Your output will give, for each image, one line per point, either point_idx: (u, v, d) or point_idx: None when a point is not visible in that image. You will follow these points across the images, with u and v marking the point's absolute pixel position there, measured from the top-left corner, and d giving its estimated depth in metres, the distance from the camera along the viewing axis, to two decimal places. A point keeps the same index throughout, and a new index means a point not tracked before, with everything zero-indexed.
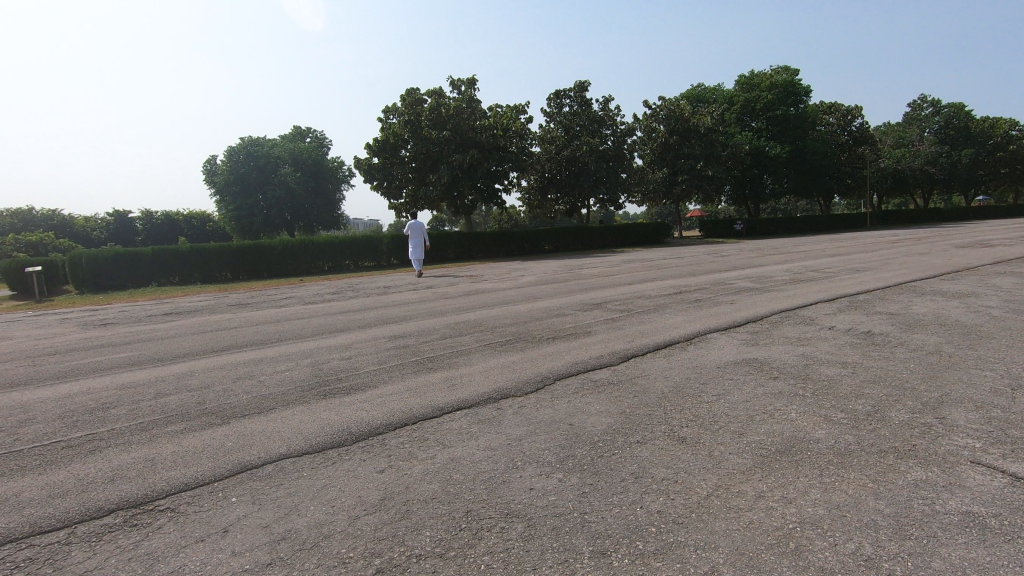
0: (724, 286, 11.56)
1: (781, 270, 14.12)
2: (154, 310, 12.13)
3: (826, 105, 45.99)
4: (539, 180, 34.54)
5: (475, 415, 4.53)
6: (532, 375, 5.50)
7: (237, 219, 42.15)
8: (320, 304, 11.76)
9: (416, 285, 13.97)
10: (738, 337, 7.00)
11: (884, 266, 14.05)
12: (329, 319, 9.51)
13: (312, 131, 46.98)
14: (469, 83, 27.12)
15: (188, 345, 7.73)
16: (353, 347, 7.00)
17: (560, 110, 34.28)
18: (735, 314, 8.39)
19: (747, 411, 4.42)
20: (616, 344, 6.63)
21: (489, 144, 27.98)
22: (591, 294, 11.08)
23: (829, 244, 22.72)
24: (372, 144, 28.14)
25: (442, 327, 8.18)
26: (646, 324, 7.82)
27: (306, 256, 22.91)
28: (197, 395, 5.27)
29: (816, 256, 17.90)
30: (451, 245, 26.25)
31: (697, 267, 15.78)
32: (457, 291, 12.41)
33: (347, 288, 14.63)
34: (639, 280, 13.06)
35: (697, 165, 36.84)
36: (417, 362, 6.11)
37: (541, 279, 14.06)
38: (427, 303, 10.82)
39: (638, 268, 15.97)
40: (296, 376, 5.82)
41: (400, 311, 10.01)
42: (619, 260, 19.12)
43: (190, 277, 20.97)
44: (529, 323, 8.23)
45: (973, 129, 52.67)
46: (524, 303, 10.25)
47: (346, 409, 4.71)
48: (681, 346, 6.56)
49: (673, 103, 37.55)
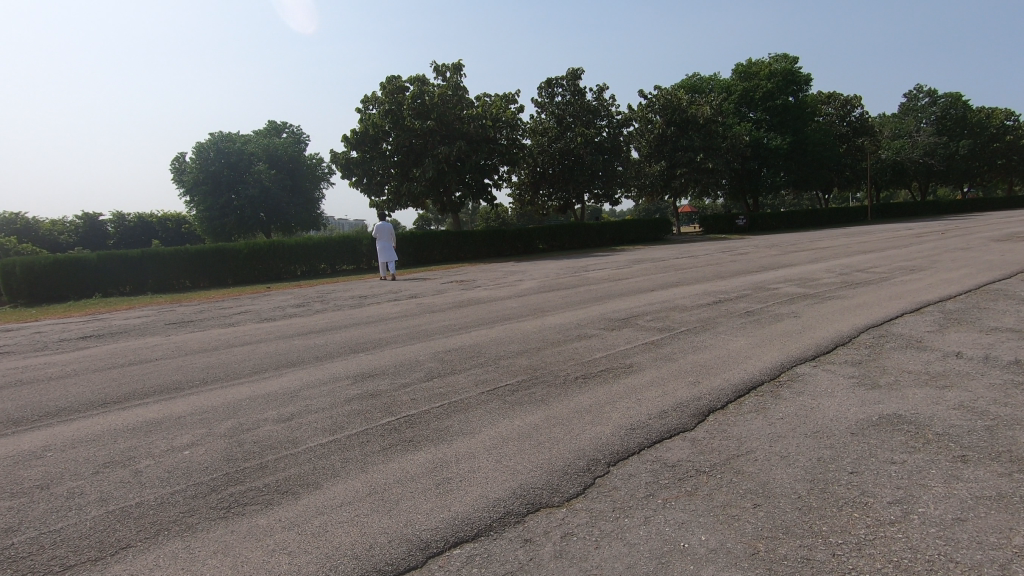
0: (769, 291, 9.64)
1: (820, 270, 12.26)
2: (71, 332, 9.80)
3: (824, 94, 44.61)
4: (531, 174, 32.59)
5: (490, 562, 2.50)
6: (570, 459, 3.45)
7: (208, 220, 39.51)
8: (278, 321, 9.56)
9: (398, 295, 11.89)
10: (843, 373, 5.01)
11: (939, 265, 12.22)
12: (282, 345, 7.41)
13: (289, 126, 44.40)
14: (454, 69, 24.94)
15: (73, 394, 5.53)
16: (301, 400, 4.85)
17: (553, 100, 32.25)
18: (811, 333, 6.40)
19: (982, 551, 2.42)
20: (678, 390, 4.60)
21: (478, 135, 25.85)
22: (611, 304, 9.07)
23: (850, 239, 21.02)
24: (351, 136, 25.89)
25: (427, 358, 6.11)
26: (704, 351, 5.81)
27: (277, 260, 20.61)
28: (19, 509, 3.15)
29: (847, 252, 16.08)
30: (438, 245, 24.12)
31: (720, 267, 13.88)
32: (446, 302, 10.37)
33: (316, 298, 12.43)
34: (661, 285, 11.11)
35: (697, 157, 35.04)
36: (389, 430, 4.01)
37: (545, 284, 12.06)
38: (410, 319, 8.74)
39: (652, 269, 14.03)
40: (196, 461, 3.68)
41: (375, 332, 7.91)
42: (625, 260, 17.22)
43: (143, 286, 18.53)
44: (545, 351, 6.17)
45: (970, 119, 51.40)
46: (530, 317, 8.23)
47: (250, 553, 2.61)
48: (771, 392, 4.54)
49: (670, 92, 35.72)
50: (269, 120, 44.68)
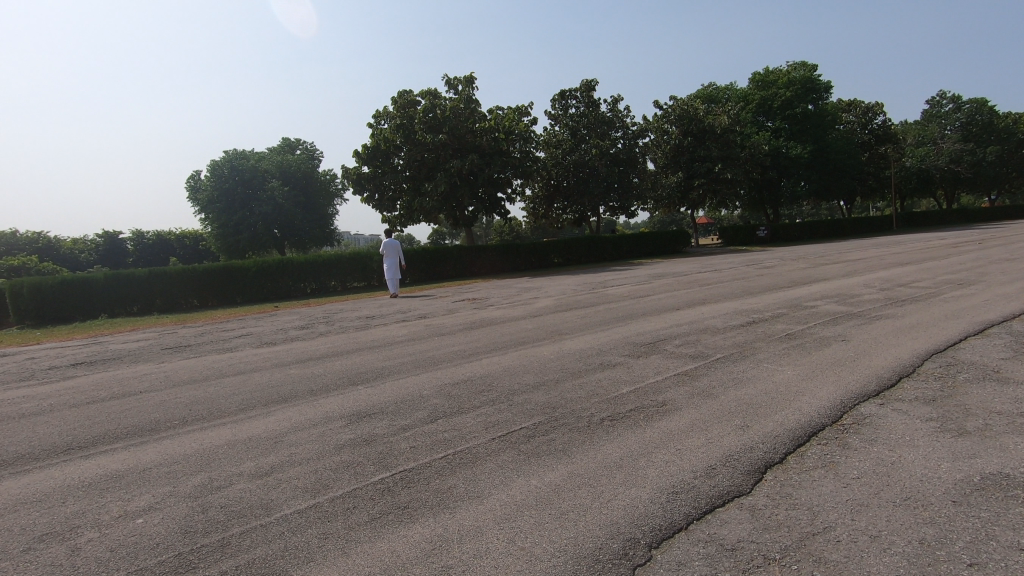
0: (807, 309, 8.84)
1: (858, 285, 11.39)
2: (63, 359, 9.30)
3: (844, 102, 43.63)
4: (545, 188, 32.09)
5: None
6: (601, 539, 2.75)
7: (222, 237, 39.56)
8: (278, 346, 8.98)
9: (406, 315, 11.29)
10: (919, 414, 4.24)
11: (988, 278, 11.29)
12: (279, 375, 6.82)
13: (303, 143, 44.55)
14: (466, 82, 24.58)
15: (39, 436, 4.96)
16: (286, 447, 4.21)
17: (567, 112, 31.82)
18: (867, 362, 5.63)
19: None
20: (725, 439, 3.88)
21: (490, 148, 25.41)
22: (635, 325, 8.37)
23: (881, 251, 20.04)
24: (362, 151, 25.59)
25: (432, 393, 5.45)
26: (747, 385, 5.06)
27: (286, 277, 20.20)
28: None
29: (882, 265, 15.18)
30: (451, 261, 23.56)
31: (748, 282, 13.11)
32: (457, 324, 9.75)
33: (322, 319, 11.86)
34: (687, 302, 10.36)
35: (715, 168, 34.26)
36: (382, 493, 3.35)
37: (562, 302, 11.38)
38: (416, 344, 8.10)
39: (675, 285, 13.29)
40: (148, 534, 3.05)
41: (379, 359, 7.28)
42: (645, 275, 16.49)
43: (150, 306, 18.15)
44: (565, 384, 5.47)
45: (997, 125, 49.98)
46: (547, 341, 7.54)
47: None
48: (838, 442, 3.80)
49: (686, 102, 35.08)
50: (283, 137, 44.90)
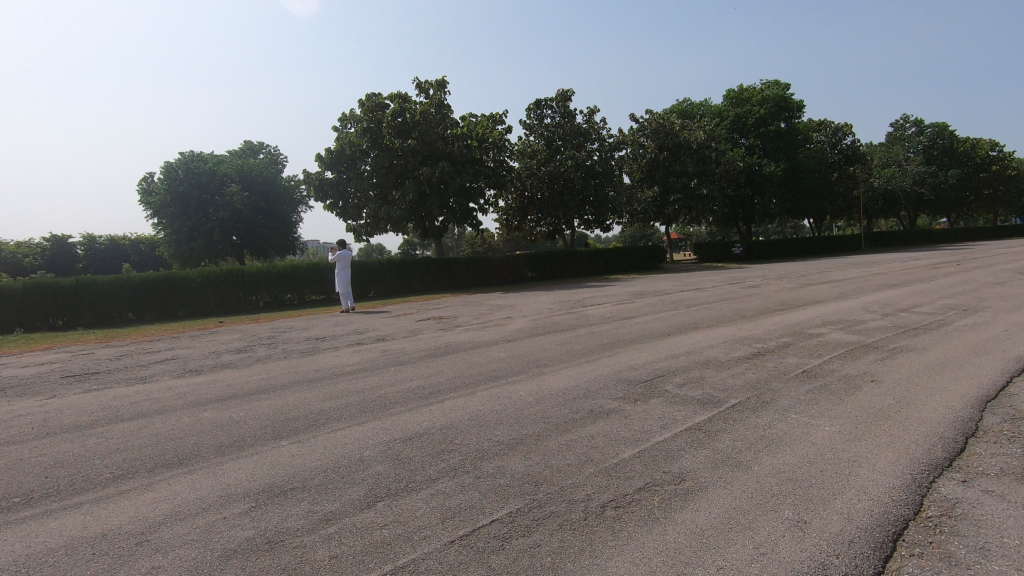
0: (815, 338, 7.87)
1: (856, 310, 10.55)
2: None
3: (815, 122, 44.06)
4: (518, 199, 31.14)
5: None
6: None
7: (175, 243, 37.32)
8: (203, 376, 7.51)
9: (362, 337, 9.95)
10: (1022, 501, 3.18)
11: (990, 304, 10.58)
12: (186, 420, 5.40)
13: (265, 147, 42.58)
14: (438, 86, 23.40)
15: None
16: (149, 559, 2.88)
17: (542, 121, 30.98)
18: (916, 413, 4.60)
19: None
20: (781, 547, 2.75)
21: (462, 156, 24.27)
22: (626, 355, 7.25)
23: (862, 270, 19.60)
24: (325, 155, 24.08)
25: (375, 455, 4.16)
26: (782, 448, 3.95)
27: (236, 289, 18.56)
28: None
29: (872, 286, 14.47)
30: (419, 273, 22.28)
31: (736, 303, 12.21)
32: (419, 349, 8.50)
33: (265, 340, 10.40)
34: (678, 327, 9.34)
35: (691, 183, 33.81)
36: None
37: (537, 324, 10.23)
38: (367, 377, 6.77)
39: (659, 305, 12.28)
40: None
41: (319, 397, 5.94)
42: (624, 293, 15.51)
43: (77, 319, 16.15)
44: (547, 442, 4.26)
45: (957, 149, 51.45)
46: (523, 377, 6.33)
47: None
48: (939, 554, 2.69)
49: (661, 116, 34.65)
50: (245, 140, 42.82)
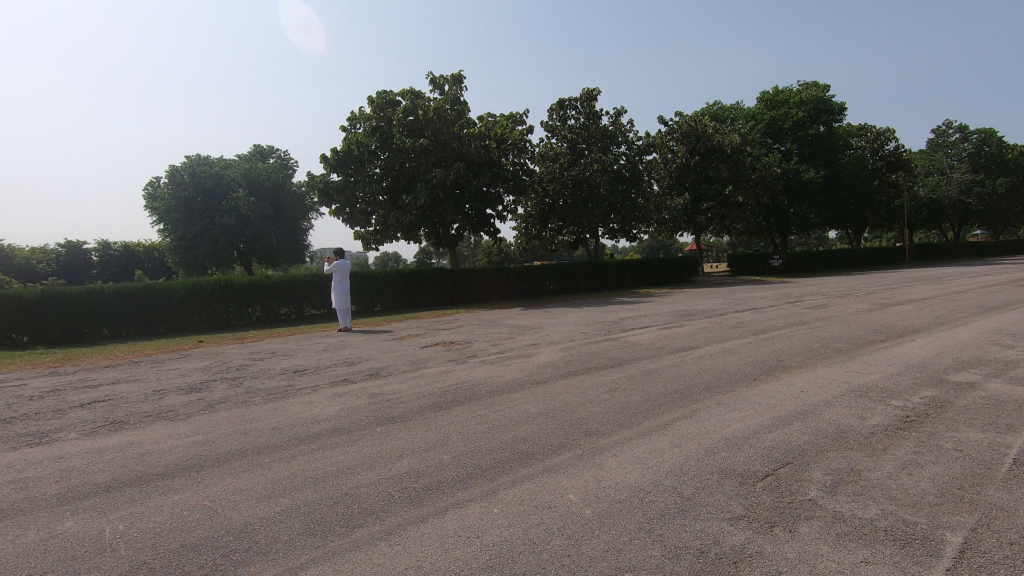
0: (974, 393, 5.58)
1: (983, 343, 8.17)
2: None
3: (855, 126, 41.49)
4: (539, 206, 29.14)
5: None
6: None
7: (180, 251, 35.99)
8: (118, 436, 5.38)
9: (351, 372, 7.86)
10: None
11: None
12: (24, 542, 3.29)
13: (276, 151, 41.27)
14: (454, 81, 21.50)
15: None
16: None
17: (565, 123, 29.00)
18: None
19: None
20: None
21: (479, 157, 22.24)
22: (716, 419, 5.01)
23: (937, 288, 17.02)
24: (331, 156, 22.26)
25: None
26: None
27: (226, 302, 16.68)
28: None
29: (968, 309, 12.02)
30: (431, 286, 20.27)
31: (815, 330, 9.91)
32: (420, 395, 6.38)
33: (232, 373, 8.32)
34: (760, 367, 7.08)
35: (725, 190, 31.51)
36: None
37: (572, 357, 8.06)
38: (338, 450, 4.63)
39: (718, 331, 10.02)
40: None
41: (254, 495, 3.80)
42: (668, 312, 13.24)
43: (42, 336, 14.25)
44: None
45: (1007, 156, 48.22)
46: (570, 461, 4.13)
47: None
48: None
49: (692, 119, 32.36)
50: (254, 144, 41.45)
